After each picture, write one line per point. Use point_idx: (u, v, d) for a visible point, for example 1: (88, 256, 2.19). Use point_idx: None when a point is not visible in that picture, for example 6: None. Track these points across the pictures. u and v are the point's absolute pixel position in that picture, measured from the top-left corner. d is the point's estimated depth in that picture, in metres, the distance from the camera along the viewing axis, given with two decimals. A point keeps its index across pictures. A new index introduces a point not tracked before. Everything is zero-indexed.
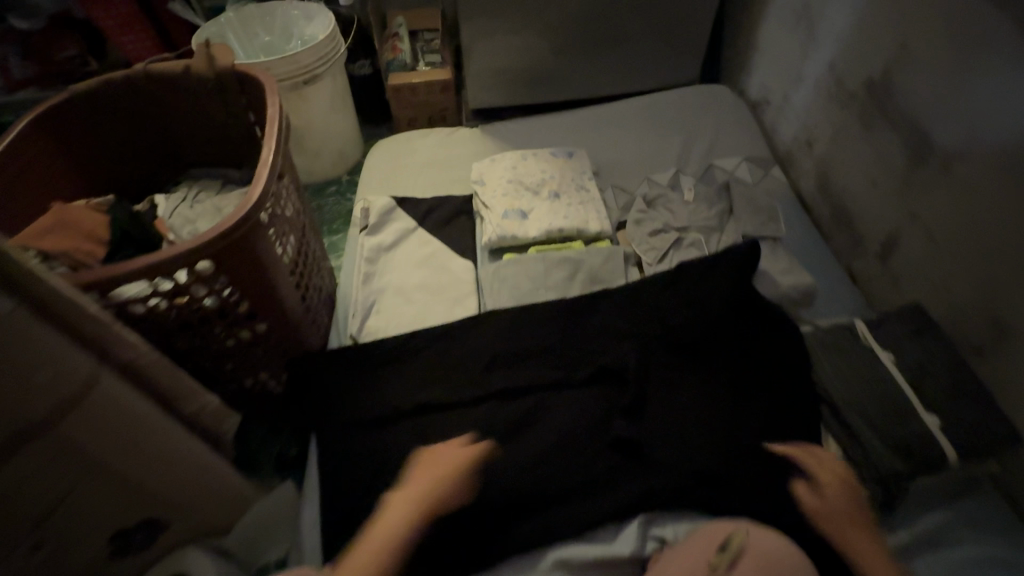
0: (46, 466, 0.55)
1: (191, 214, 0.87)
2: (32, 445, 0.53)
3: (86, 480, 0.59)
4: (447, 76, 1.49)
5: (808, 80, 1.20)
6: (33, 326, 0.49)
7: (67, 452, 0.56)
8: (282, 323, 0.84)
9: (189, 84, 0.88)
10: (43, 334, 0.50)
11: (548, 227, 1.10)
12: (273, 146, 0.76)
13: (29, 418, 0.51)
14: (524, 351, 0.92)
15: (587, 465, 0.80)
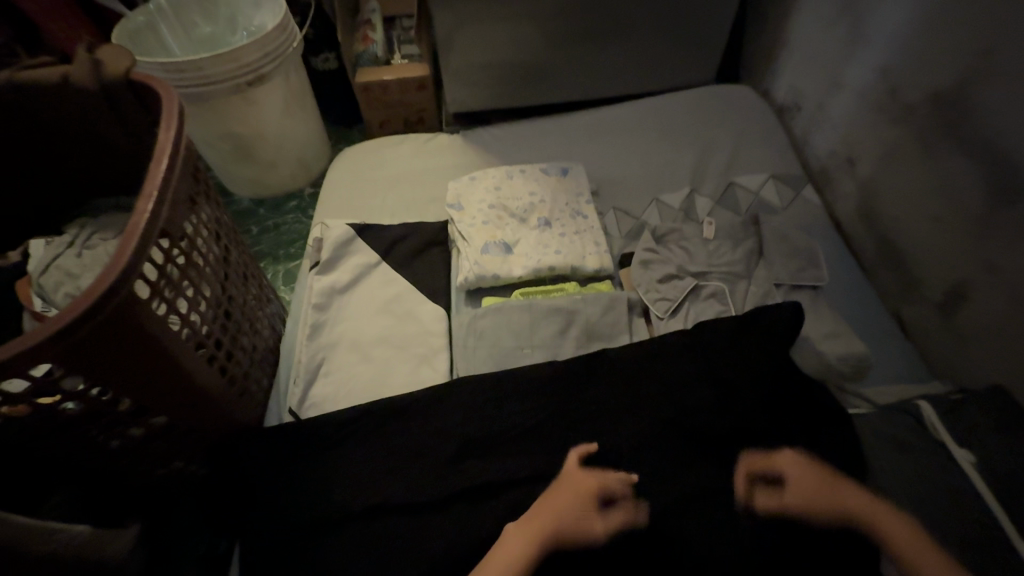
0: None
1: (76, 267, 0.68)
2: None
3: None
4: (423, 72, 1.28)
5: (852, 84, 0.99)
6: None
7: None
8: (189, 412, 0.65)
9: (71, 98, 0.68)
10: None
11: (536, 265, 0.91)
12: (159, 189, 0.57)
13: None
14: (501, 432, 0.73)
15: None
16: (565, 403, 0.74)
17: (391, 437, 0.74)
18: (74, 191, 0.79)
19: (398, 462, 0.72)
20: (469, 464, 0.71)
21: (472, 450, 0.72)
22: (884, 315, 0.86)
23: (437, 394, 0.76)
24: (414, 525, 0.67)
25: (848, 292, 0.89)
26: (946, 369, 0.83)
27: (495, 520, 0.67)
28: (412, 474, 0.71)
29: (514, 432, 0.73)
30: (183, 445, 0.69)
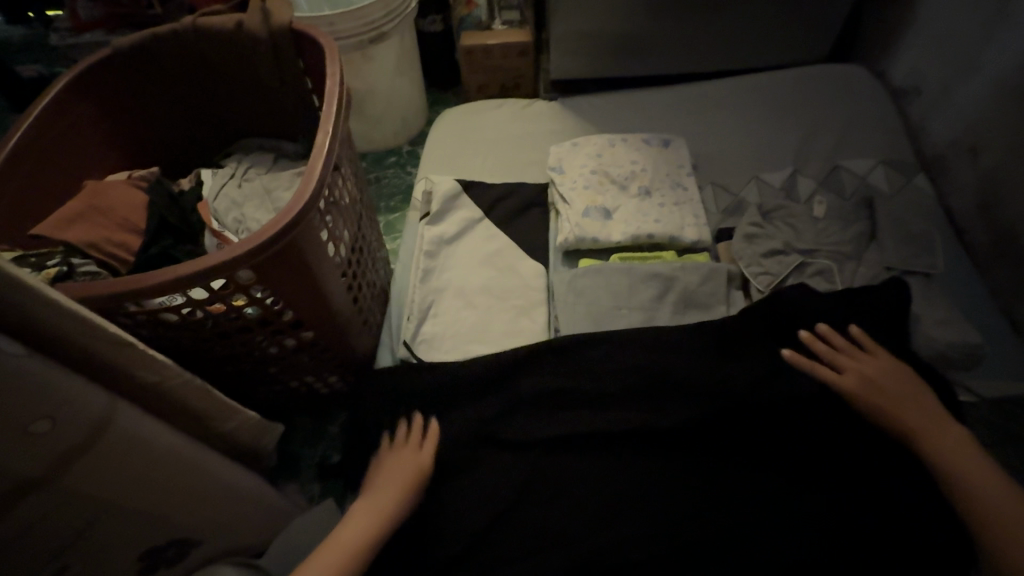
0: (66, 527, 0.47)
1: (238, 195, 0.76)
2: (29, 503, 0.43)
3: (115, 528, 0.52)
4: (526, 39, 1.30)
5: (988, 70, 0.94)
6: (49, 369, 0.40)
7: (94, 497, 0.47)
8: (331, 331, 0.74)
9: (239, 43, 0.76)
10: (54, 373, 0.41)
11: (635, 232, 0.94)
12: (328, 129, 0.63)
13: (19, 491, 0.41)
14: (605, 382, 0.75)
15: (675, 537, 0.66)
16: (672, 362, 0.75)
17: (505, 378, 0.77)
18: (228, 131, 0.89)
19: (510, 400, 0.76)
20: (570, 408, 0.75)
21: (577, 398, 0.75)
22: (995, 311, 0.84)
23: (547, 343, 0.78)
24: (519, 457, 0.72)
25: (958, 284, 0.86)
26: None
27: (595, 458, 0.72)
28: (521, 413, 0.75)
29: (617, 384, 0.75)
30: (318, 361, 0.78)
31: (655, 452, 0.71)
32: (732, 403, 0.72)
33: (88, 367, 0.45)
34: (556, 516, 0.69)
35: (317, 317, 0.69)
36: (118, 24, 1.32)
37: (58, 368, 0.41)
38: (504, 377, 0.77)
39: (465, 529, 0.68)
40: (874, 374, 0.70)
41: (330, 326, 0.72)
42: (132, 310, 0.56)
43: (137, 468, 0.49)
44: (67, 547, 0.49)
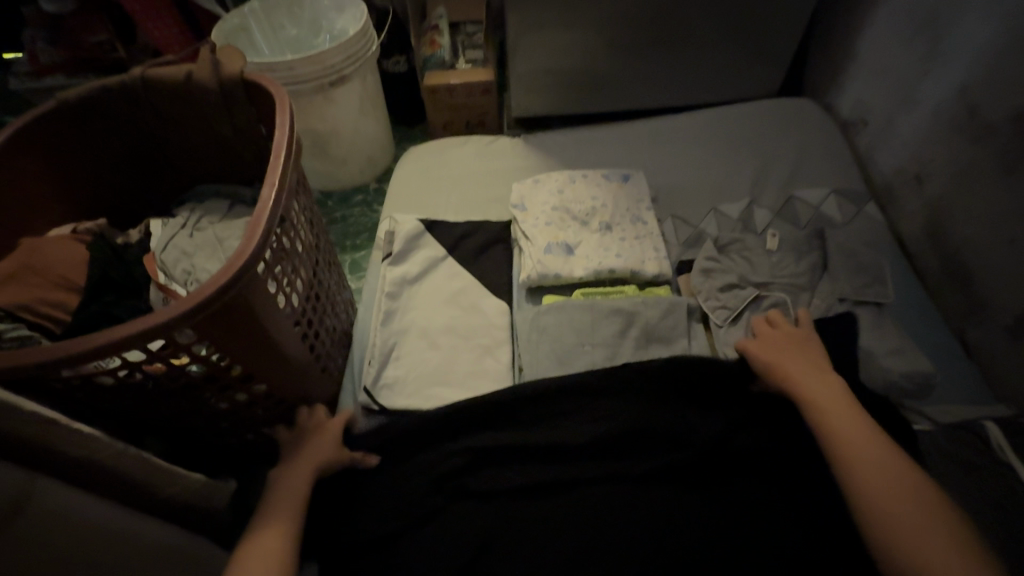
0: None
1: (188, 246, 0.75)
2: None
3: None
4: (489, 78, 1.33)
5: (925, 104, 0.99)
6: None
7: None
8: (285, 382, 0.72)
9: (191, 94, 0.76)
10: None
11: (597, 267, 0.95)
12: (277, 180, 0.63)
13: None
14: (567, 431, 0.74)
15: None
16: (633, 407, 0.75)
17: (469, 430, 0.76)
18: (182, 178, 0.88)
19: (471, 453, 0.73)
20: (535, 458, 0.74)
21: (542, 446, 0.74)
22: (947, 337, 0.86)
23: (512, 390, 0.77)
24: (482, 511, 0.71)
25: (910, 310, 0.89)
26: (1014, 394, 0.82)
27: (559, 508, 0.71)
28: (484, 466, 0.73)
29: (580, 431, 0.74)
30: (274, 413, 0.75)
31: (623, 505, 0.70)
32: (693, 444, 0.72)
33: (12, 440, 0.43)
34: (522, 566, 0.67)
35: (268, 370, 0.67)
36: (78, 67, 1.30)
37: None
38: (468, 429, 0.76)
39: None
40: (787, 341, 0.76)
41: (282, 377, 0.71)
42: (66, 375, 0.53)
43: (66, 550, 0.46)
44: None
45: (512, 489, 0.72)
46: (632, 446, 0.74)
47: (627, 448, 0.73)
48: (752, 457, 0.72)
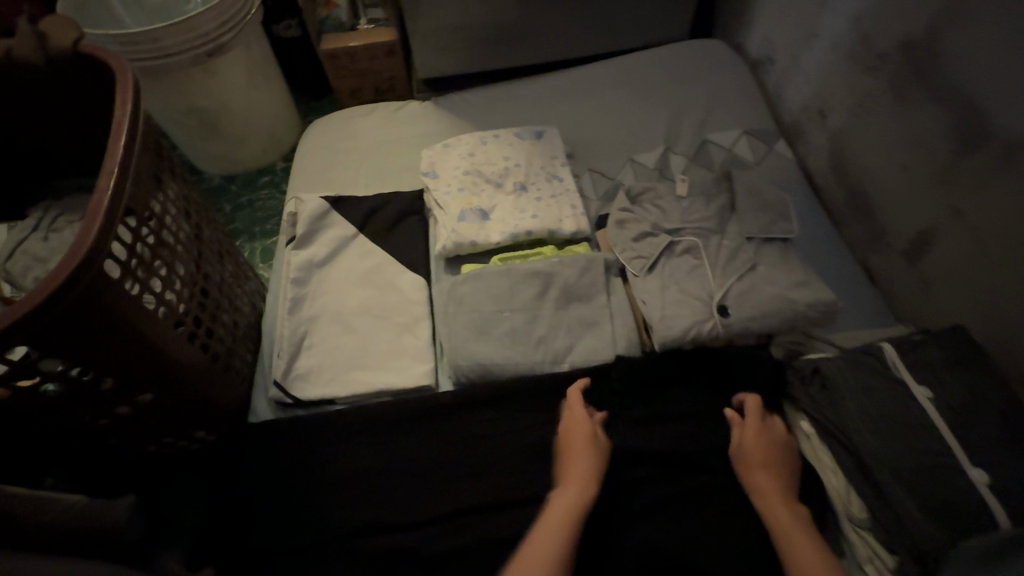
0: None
1: (42, 251, 0.68)
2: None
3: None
4: (392, 38, 1.24)
5: (824, 36, 0.99)
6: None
7: None
8: (174, 389, 0.66)
9: (17, 72, 0.66)
10: None
11: (513, 230, 0.92)
12: (117, 169, 0.56)
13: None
14: (485, 414, 0.77)
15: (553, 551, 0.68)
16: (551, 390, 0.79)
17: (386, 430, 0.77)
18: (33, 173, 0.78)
19: (386, 455, 0.75)
20: (451, 447, 0.75)
21: (460, 433, 0.76)
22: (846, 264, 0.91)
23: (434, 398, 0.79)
24: (397, 507, 0.71)
25: (814, 246, 0.93)
26: (912, 311, 0.87)
27: (474, 489, 0.72)
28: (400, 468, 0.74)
29: (494, 415, 0.77)
30: (171, 421, 0.70)
31: (540, 481, 0.72)
32: (597, 403, 0.77)
33: None
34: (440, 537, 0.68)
35: (146, 379, 0.62)
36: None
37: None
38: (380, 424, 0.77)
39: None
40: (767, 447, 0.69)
41: (168, 385, 0.65)
42: None
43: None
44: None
45: (432, 480, 0.73)
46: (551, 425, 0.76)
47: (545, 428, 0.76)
48: (659, 413, 0.75)
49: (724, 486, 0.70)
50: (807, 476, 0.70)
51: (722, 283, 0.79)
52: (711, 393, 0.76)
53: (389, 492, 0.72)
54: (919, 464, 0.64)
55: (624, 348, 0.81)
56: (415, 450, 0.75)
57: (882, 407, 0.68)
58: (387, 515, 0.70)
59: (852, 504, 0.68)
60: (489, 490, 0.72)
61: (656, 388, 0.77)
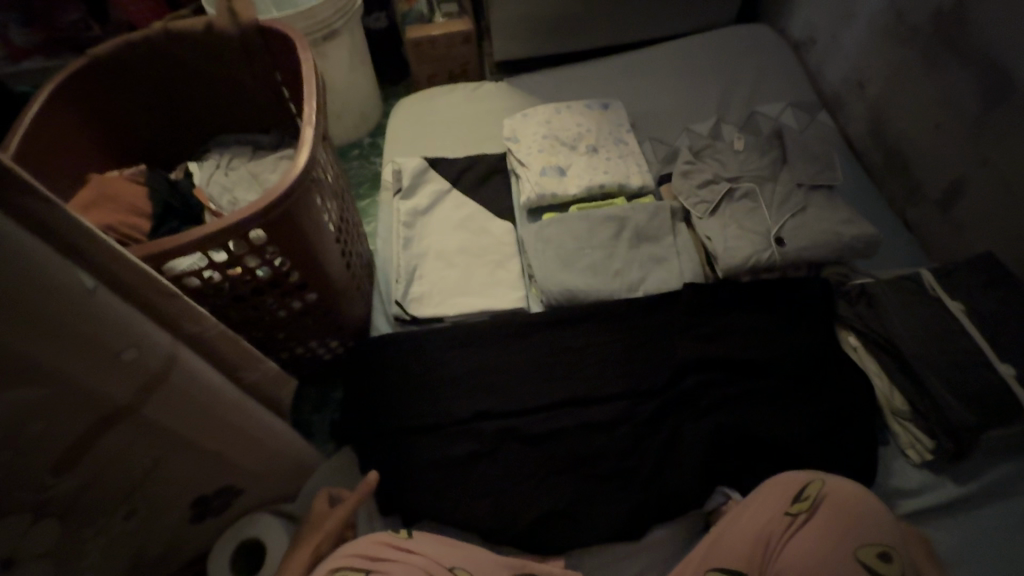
0: (127, 447, 0.53)
1: (227, 182, 0.83)
2: (115, 427, 0.50)
3: (158, 465, 0.58)
4: (468, 27, 1.40)
5: (863, 15, 1.11)
6: (116, 303, 0.44)
7: (133, 440, 0.53)
8: (332, 293, 0.82)
9: (210, 42, 0.83)
10: (113, 315, 0.44)
11: (588, 184, 1.06)
12: (311, 108, 0.73)
13: (75, 428, 0.48)
14: (572, 328, 0.91)
15: (638, 432, 0.81)
16: (628, 310, 0.91)
17: (490, 341, 0.91)
18: (205, 129, 0.94)
19: (491, 359, 0.88)
20: (544, 352, 0.89)
21: (551, 342, 0.90)
22: (883, 213, 1.04)
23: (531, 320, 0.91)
24: (502, 397, 0.85)
25: (854, 198, 1.06)
26: (945, 253, 0.98)
27: (566, 387, 0.86)
28: (503, 369, 0.88)
29: (579, 329, 0.90)
30: (321, 325, 0.86)
31: (624, 381, 0.85)
32: (669, 320, 0.90)
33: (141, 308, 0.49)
34: (539, 421, 0.83)
35: (318, 278, 0.78)
36: (51, 49, 1.19)
37: (121, 303, 0.45)
38: (483, 337, 0.91)
39: (462, 450, 0.81)
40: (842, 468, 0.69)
41: (329, 288, 0.81)
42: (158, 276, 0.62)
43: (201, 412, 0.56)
44: (76, 492, 0.52)
45: (532, 380, 0.87)
46: (630, 337, 0.89)
47: (625, 341, 0.89)
48: (722, 329, 0.88)
49: (780, 386, 0.83)
50: (854, 378, 0.82)
51: (776, 222, 0.91)
52: (766, 315, 0.89)
53: (495, 388, 0.86)
54: (951, 363, 0.76)
55: (690, 279, 0.94)
56: (514, 356, 0.89)
57: (919, 318, 0.80)
58: (497, 407, 0.84)
59: (895, 398, 0.80)
60: (580, 389, 0.85)
61: (720, 309, 0.90)
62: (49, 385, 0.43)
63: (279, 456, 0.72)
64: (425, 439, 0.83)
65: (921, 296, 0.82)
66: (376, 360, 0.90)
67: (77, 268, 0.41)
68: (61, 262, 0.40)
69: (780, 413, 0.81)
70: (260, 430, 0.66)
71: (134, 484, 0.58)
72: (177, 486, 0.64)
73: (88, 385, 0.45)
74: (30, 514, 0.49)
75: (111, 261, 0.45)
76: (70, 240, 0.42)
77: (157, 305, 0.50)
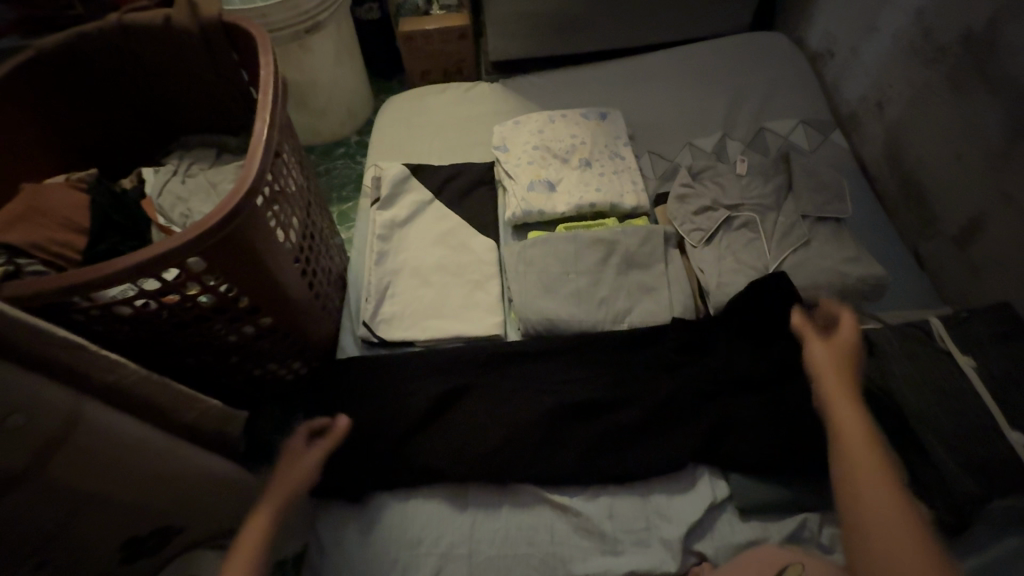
0: (38, 509, 0.50)
1: (182, 191, 0.77)
2: (17, 496, 0.47)
3: (76, 519, 0.54)
4: (465, 22, 1.32)
5: (886, 29, 1.03)
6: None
7: (45, 499, 0.50)
8: (290, 316, 0.76)
9: (170, 39, 0.77)
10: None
11: (578, 202, 0.99)
12: (265, 118, 0.66)
13: None
14: (549, 360, 0.84)
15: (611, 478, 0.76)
16: (613, 344, 0.84)
17: (461, 370, 0.84)
18: (168, 130, 0.88)
19: (459, 392, 0.81)
20: (520, 383, 0.82)
21: (527, 375, 0.83)
22: (893, 248, 0.96)
23: (507, 349, 0.85)
24: (467, 432, 0.79)
25: (864, 230, 0.98)
26: (959, 296, 0.90)
27: (536, 428, 0.78)
28: (471, 404, 0.81)
29: (557, 362, 0.84)
30: (280, 348, 0.80)
31: (603, 422, 0.79)
32: (654, 356, 0.83)
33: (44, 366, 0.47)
34: (506, 460, 0.76)
35: (273, 302, 0.71)
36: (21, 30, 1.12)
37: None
38: (452, 366, 0.84)
39: (424, 492, 0.77)
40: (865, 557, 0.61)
41: (286, 313, 0.75)
42: (85, 304, 0.58)
43: (120, 465, 0.53)
44: None
45: (503, 415, 0.80)
46: (613, 374, 0.82)
47: (609, 379, 0.82)
48: (713, 369, 0.80)
49: (773, 439, 0.75)
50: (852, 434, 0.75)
51: (775, 256, 0.85)
52: (765, 354, 0.80)
53: (462, 426, 0.79)
54: (958, 428, 0.69)
55: (680, 313, 0.87)
56: (486, 389, 0.82)
57: (927, 375, 0.73)
58: (463, 445, 0.78)
59: None
60: (553, 431, 0.78)
61: (715, 347, 0.82)
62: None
63: (224, 492, 0.68)
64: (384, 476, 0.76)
65: (930, 349, 0.75)
66: (336, 386, 0.83)
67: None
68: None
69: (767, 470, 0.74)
70: (196, 473, 0.62)
71: (47, 536, 0.54)
72: (101, 533, 0.59)
73: None
74: None
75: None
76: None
77: (50, 360, 0.48)
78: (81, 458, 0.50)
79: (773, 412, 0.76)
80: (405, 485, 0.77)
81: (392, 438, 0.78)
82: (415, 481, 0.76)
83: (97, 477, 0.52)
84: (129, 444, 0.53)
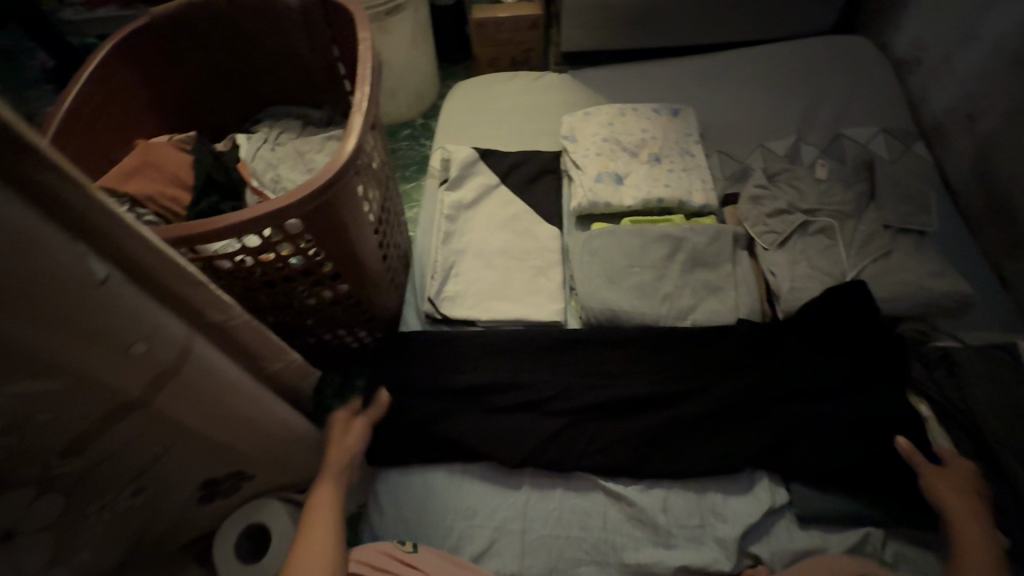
0: (140, 432, 0.53)
1: (272, 157, 0.81)
2: (127, 415, 0.50)
3: (168, 449, 0.58)
4: (538, 12, 1.33)
5: (986, 38, 0.98)
6: (127, 292, 0.43)
7: (148, 424, 0.53)
8: (365, 286, 0.79)
9: (271, 11, 0.80)
10: (129, 300, 0.42)
11: (646, 196, 0.98)
12: (363, 92, 0.68)
13: (86, 417, 0.47)
14: (610, 350, 0.84)
15: (667, 473, 0.76)
16: (675, 340, 0.84)
17: (522, 354, 0.85)
18: (258, 100, 0.92)
19: (519, 374, 0.82)
20: (580, 370, 0.83)
21: (587, 363, 0.84)
22: (975, 268, 0.92)
23: (568, 336, 0.85)
24: (525, 414, 0.80)
25: (944, 247, 0.94)
26: None
27: (595, 417, 0.79)
28: (530, 386, 0.82)
29: (617, 353, 0.84)
30: (350, 316, 0.83)
31: (662, 416, 0.78)
32: (717, 356, 0.82)
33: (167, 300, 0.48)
34: (564, 444, 0.77)
35: (353, 269, 0.74)
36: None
37: (137, 295, 0.43)
38: (512, 349, 0.85)
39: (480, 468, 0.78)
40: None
41: (362, 282, 0.78)
42: (190, 256, 0.61)
43: (214, 402, 0.55)
44: (84, 476, 0.52)
45: (561, 401, 0.81)
46: (675, 370, 0.82)
47: (670, 375, 0.81)
48: (778, 375, 0.79)
49: (838, 451, 0.73)
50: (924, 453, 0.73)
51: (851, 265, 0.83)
52: (836, 363, 0.78)
53: (521, 407, 0.80)
54: None
55: (746, 315, 0.86)
56: (546, 373, 0.83)
57: (1013, 400, 0.70)
58: (521, 426, 0.79)
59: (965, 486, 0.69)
60: (611, 422, 0.79)
61: (781, 351, 0.81)
62: (50, 373, 0.42)
63: (295, 447, 0.71)
64: (443, 449, 0.79)
65: (1016, 373, 0.72)
66: (400, 358, 0.86)
67: (89, 254, 0.39)
68: (75, 250, 0.38)
69: (829, 481, 0.73)
70: (274, 421, 0.64)
71: (143, 466, 0.57)
72: (188, 468, 0.63)
73: (101, 377, 0.45)
74: (36, 488, 0.48)
75: (120, 243, 0.41)
76: (77, 227, 0.39)
77: (167, 290, 0.47)
78: (187, 390, 0.51)
79: (841, 422, 0.75)
80: (462, 460, 0.79)
81: (453, 412, 0.80)
82: (472, 456, 0.78)
83: (194, 409, 0.54)
84: (227, 383, 0.55)
